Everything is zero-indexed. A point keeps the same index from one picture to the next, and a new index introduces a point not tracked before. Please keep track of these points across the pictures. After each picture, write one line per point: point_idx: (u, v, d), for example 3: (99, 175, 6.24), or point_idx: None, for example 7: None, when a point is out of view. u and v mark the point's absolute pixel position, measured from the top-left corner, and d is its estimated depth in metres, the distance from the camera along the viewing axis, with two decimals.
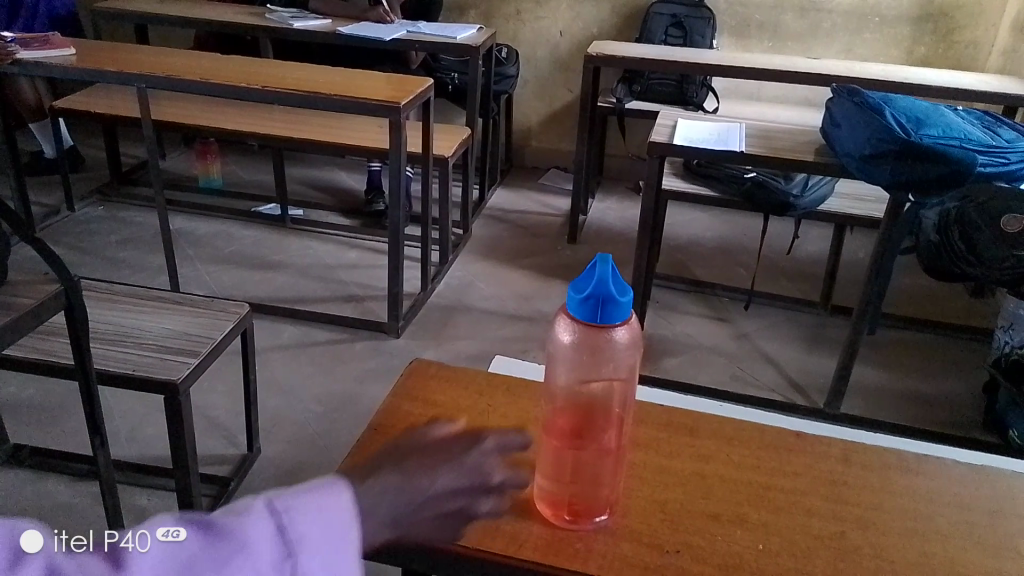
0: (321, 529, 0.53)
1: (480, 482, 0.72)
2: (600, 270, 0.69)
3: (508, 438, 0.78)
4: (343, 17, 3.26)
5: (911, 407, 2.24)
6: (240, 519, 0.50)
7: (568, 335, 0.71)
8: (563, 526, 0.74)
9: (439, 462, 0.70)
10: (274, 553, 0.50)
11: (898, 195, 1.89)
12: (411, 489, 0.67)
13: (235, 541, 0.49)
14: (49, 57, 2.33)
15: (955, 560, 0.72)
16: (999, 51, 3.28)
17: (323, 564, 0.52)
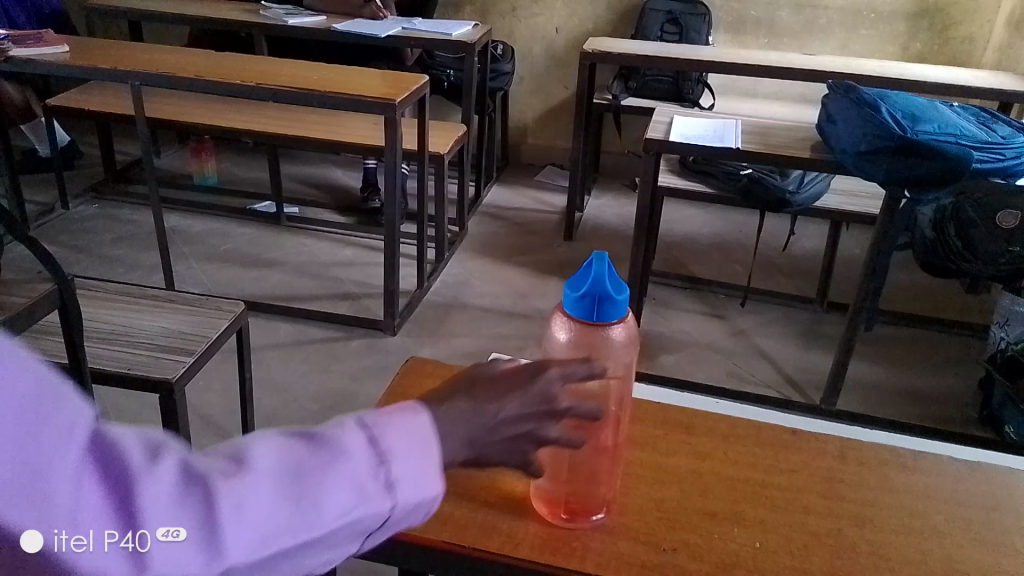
0: (411, 443, 0.55)
1: (547, 408, 0.61)
2: (596, 268, 0.69)
3: (575, 364, 0.63)
4: (338, 14, 3.25)
5: (907, 403, 2.24)
6: (334, 432, 0.53)
7: (563, 334, 0.71)
8: (560, 525, 0.73)
9: (504, 386, 0.62)
10: (367, 461, 0.52)
11: (894, 192, 1.90)
12: (478, 414, 0.60)
13: (332, 449, 0.51)
14: (43, 55, 2.32)
15: (952, 558, 0.72)
16: (994, 47, 3.28)
17: (412, 473, 0.54)
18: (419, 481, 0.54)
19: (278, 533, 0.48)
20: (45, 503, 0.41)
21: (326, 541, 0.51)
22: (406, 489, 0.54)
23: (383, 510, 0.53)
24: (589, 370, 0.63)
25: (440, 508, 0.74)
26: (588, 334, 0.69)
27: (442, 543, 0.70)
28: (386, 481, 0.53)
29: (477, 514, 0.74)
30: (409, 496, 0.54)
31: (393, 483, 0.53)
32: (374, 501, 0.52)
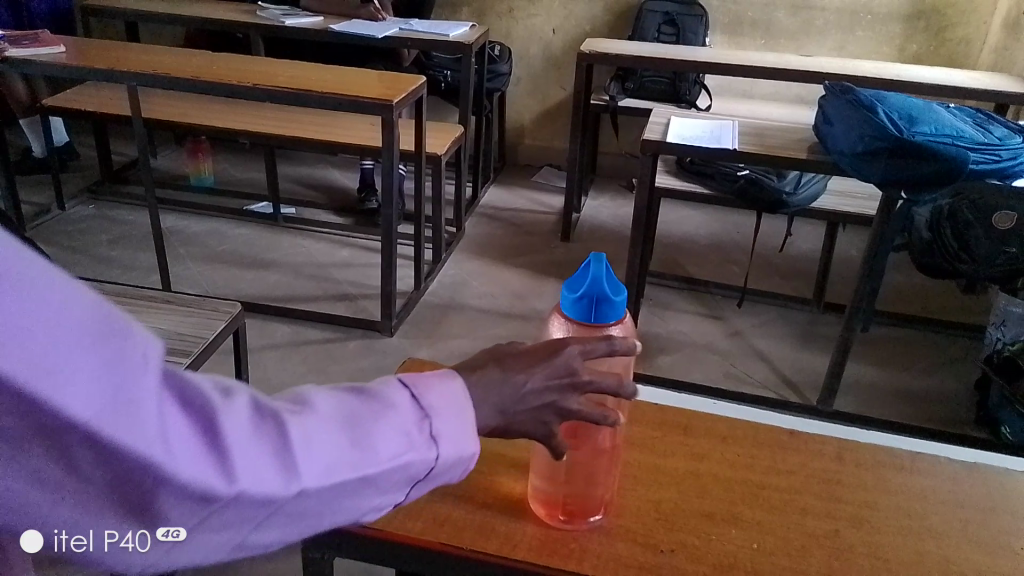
0: (452, 403, 0.58)
1: (569, 379, 0.63)
2: (594, 269, 0.69)
3: (595, 341, 0.65)
4: (334, 14, 3.25)
5: (904, 403, 2.25)
6: (381, 387, 0.56)
7: (560, 335, 0.71)
8: (558, 526, 0.73)
9: (529, 358, 0.64)
10: (413, 416, 0.56)
11: (890, 192, 1.91)
12: (505, 383, 0.62)
13: (381, 402, 0.55)
14: (39, 56, 2.31)
15: (949, 559, 0.72)
16: (990, 49, 3.29)
17: (454, 430, 0.57)
18: (460, 437, 0.57)
19: (339, 470, 0.51)
20: (140, 424, 0.44)
21: (379, 484, 0.54)
22: (448, 444, 0.57)
23: (430, 461, 0.56)
24: (610, 347, 0.65)
25: (437, 510, 0.74)
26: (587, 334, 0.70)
27: (439, 544, 0.70)
28: (431, 434, 0.56)
29: (474, 516, 0.74)
30: (451, 452, 0.57)
31: (437, 437, 0.56)
32: (421, 450, 0.55)
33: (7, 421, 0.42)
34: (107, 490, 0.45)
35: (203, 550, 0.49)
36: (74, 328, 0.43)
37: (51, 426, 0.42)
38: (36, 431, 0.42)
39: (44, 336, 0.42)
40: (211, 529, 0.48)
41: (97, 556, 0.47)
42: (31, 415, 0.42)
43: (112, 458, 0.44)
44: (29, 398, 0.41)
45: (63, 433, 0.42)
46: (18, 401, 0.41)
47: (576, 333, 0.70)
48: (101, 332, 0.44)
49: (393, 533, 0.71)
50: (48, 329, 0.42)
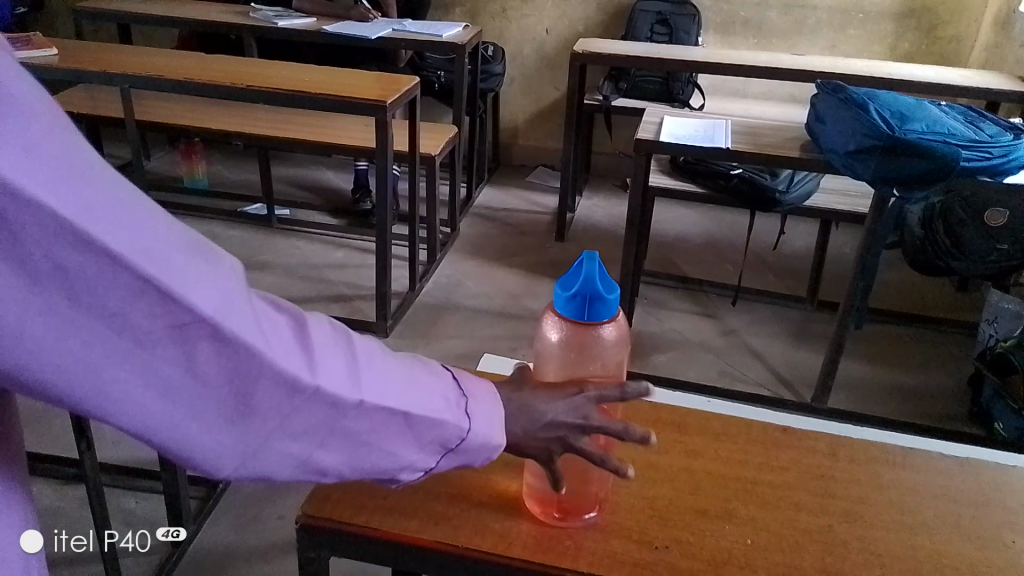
0: (483, 392, 0.64)
1: (581, 424, 0.65)
2: (587, 268, 0.69)
3: (609, 386, 0.67)
4: (327, 16, 3.25)
5: (898, 400, 2.26)
6: (425, 360, 0.62)
7: (554, 334, 0.72)
8: (553, 522, 0.74)
9: (550, 392, 0.66)
10: (450, 387, 0.61)
11: (883, 189, 1.90)
12: (527, 415, 0.65)
13: (425, 368, 0.61)
14: (30, 58, 2.30)
15: (942, 554, 0.73)
16: (981, 47, 3.30)
17: (485, 407, 0.63)
18: (490, 422, 0.62)
19: (397, 405, 0.56)
20: (250, 327, 0.50)
21: (423, 436, 0.58)
22: (479, 418, 0.62)
23: (463, 431, 0.60)
24: (623, 393, 0.66)
25: (433, 509, 0.74)
26: (579, 333, 0.70)
27: (436, 543, 0.70)
28: (466, 405, 0.61)
29: (470, 514, 0.74)
30: (483, 427, 0.62)
31: (470, 410, 0.61)
32: (457, 415, 0.60)
33: (141, 318, 0.46)
34: (213, 387, 0.49)
35: (275, 460, 0.52)
36: (193, 252, 0.49)
37: (179, 322, 0.47)
38: (166, 327, 0.47)
39: (174, 250, 0.48)
40: (288, 437, 0.52)
41: (186, 458, 0.50)
42: (164, 308, 0.47)
43: (229, 350, 0.49)
44: (165, 291, 0.46)
45: (188, 328, 0.47)
46: (157, 299, 0.46)
47: (569, 331, 0.70)
48: (212, 258, 0.51)
49: (389, 532, 0.71)
50: (176, 245, 0.48)
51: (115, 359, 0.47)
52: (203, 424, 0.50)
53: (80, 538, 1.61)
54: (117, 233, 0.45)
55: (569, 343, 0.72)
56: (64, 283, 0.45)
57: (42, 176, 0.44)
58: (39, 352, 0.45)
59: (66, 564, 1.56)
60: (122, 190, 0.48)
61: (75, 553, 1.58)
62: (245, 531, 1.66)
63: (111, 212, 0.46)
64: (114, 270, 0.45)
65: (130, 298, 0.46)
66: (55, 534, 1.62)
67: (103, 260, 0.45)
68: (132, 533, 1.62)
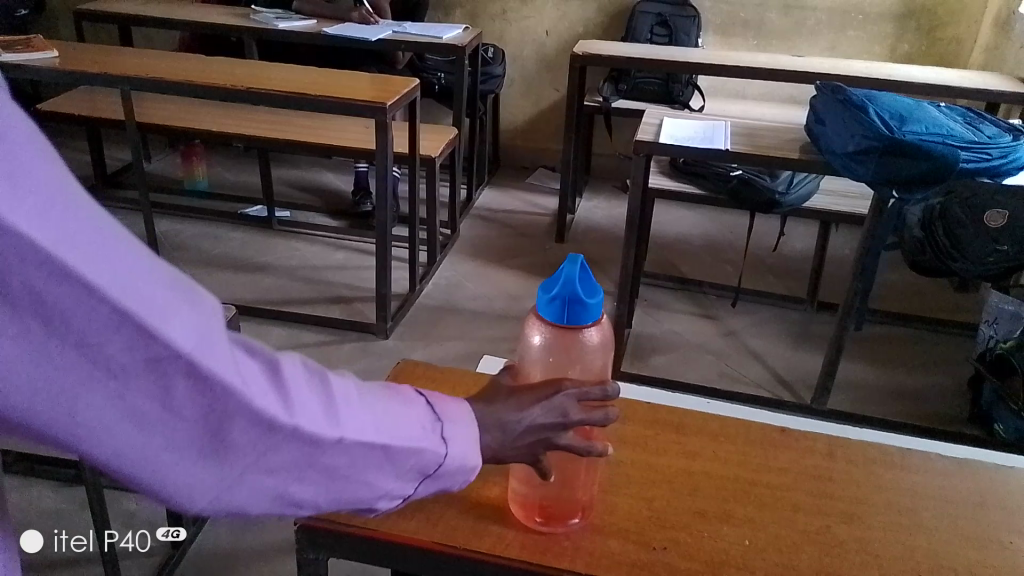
0: (459, 414, 0.63)
1: (561, 421, 0.66)
2: (568, 270, 0.69)
3: (591, 384, 0.68)
4: (328, 18, 3.25)
5: (899, 401, 2.26)
6: (400, 388, 0.61)
7: (536, 337, 0.72)
8: (536, 526, 0.73)
9: (528, 394, 0.67)
10: (426, 414, 0.60)
11: (883, 192, 1.91)
12: (502, 423, 0.65)
13: (401, 398, 0.59)
14: (31, 60, 2.31)
15: (939, 554, 0.73)
16: (981, 48, 3.30)
17: (462, 432, 0.62)
18: (467, 444, 0.62)
19: (375, 438, 0.55)
20: (229, 363, 0.48)
21: (400, 466, 0.57)
22: (456, 444, 0.61)
23: (440, 457, 0.60)
24: (603, 392, 0.68)
25: (431, 510, 0.75)
26: (562, 337, 0.71)
27: (435, 545, 0.71)
28: (442, 431, 0.60)
29: (469, 516, 0.74)
30: (459, 452, 0.61)
31: (447, 436, 0.61)
32: (434, 442, 0.59)
33: (117, 352, 0.44)
34: (189, 422, 0.47)
35: (252, 496, 0.50)
36: (173, 287, 0.47)
37: (156, 357, 0.45)
38: (142, 361, 0.44)
39: (152, 283, 0.46)
40: (265, 473, 0.50)
41: (157, 495, 0.48)
42: (140, 342, 0.44)
43: (208, 387, 0.46)
44: (143, 326, 0.44)
45: (165, 364, 0.45)
46: (133, 333, 0.44)
47: (550, 335, 0.71)
48: (188, 291, 0.48)
49: (389, 533, 0.71)
50: (155, 278, 0.46)
51: (87, 395, 0.44)
52: (178, 459, 0.47)
53: (80, 538, 1.62)
54: (93, 262, 0.43)
55: (552, 346, 0.72)
56: (36, 310, 0.42)
57: (17, 203, 0.41)
58: (5, 385, 0.43)
59: (66, 564, 1.56)
60: (101, 218, 0.45)
61: (75, 553, 1.59)
62: (246, 532, 1.66)
63: (88, 241, 0.43)
64: (91, 303, 0.42)
65: (106, 331, 0.43)
66: (54, 534, 1.62)
67: (78, 292, 0.42)
68: (132, 533, 1.63)
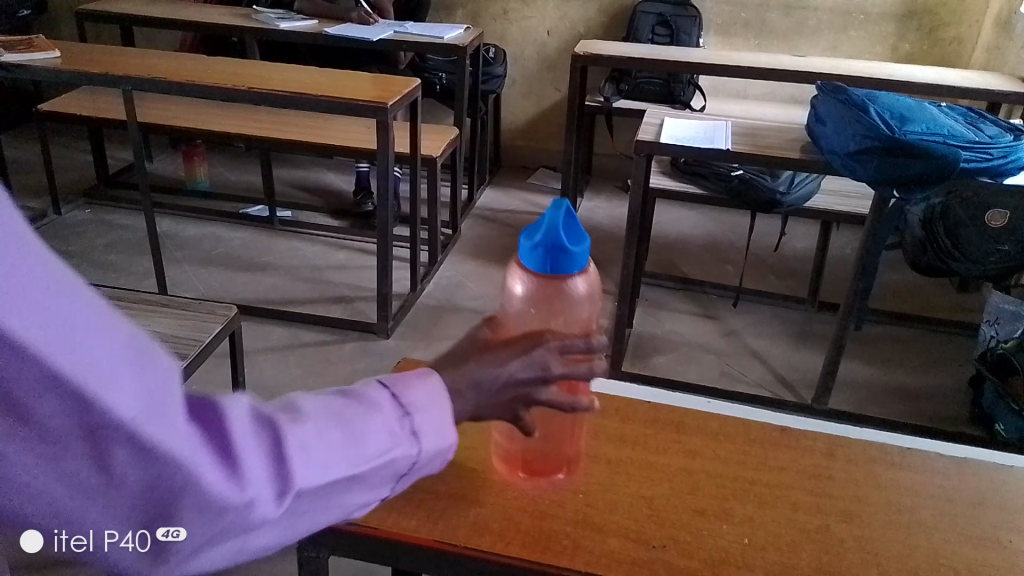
0: (431, 401, 0.58)
1: (541, 375, 0.64)
2: (553, 216, 0.70)
3: (574, 336, 0.65)
4: (329, 18, 3.26)
5: (899, 401, 2.26)
6: (360, 388, 0.56)
7: (518, 286, 0.73)
8: (519, 482, 0.79)
9: (505, 347, 0.64)
10: (392, 413, 0.56)
11: (884, 191, 1.91)
12: (479, 380, 0.62)
13: (363, 404, 0.54)
14: (33, 61, 2.31)
15: (937, 553, 0.73)
16: (983, 48, 3.30)
17: (434, 419, 0.58)
18: (439, 430, 0.58)
19: (336, 468, 0.51)
20: (170, 417, 0.43)
21: (367, 480, 0.54)
22: (428, 437, 0.57)
23: (412, 455, 0.56)
24: (587, 344, 0.65)
25: (431, 508, 0.75)
26: (547, 287, 0.71)
27: (434, 543, 0.71)
28: (410, 430, 0.56)
29: (468, 513, 0.74)
30: (432, 443, 0.58)
31: (416, 432, 0.57)
32: (402, 445, 0.55)
33: (51, 418, 0.40)
34: (132, 492, 0.43)
35: (208, 555, 0.47)
36: (132, 349, 0.42)
37: (94, 425, 0.40)
38: (79, 428, 0.40)
39: (105, 346, 0.41)
40: (222, 534, 0.46)
41: (104, 558, 0.44)
42: (77, 410, 0.40)
43: (151, 457, 0.42)
44: (75, 392, 0.39)
45: (104, 432, 0.41)
46: (70, 402, 0.40)
47: (534, 285, 0.72)
48: (147, 349, 0.43)
49: (388, 531, 0.72)
50: (112, 343, 0.41)
51: (20, 460, 0.40)
52: (123, 526, 0.43)
53: None
54: (30, 323, 0.38)
55: (535, 297, 0.73)
56: None
57: None
58: None
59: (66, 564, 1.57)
60: (54, 266, 0.40)
61: None
62: None
63: (27, 298, 0.38)
64: (14, 371, 0.38)
65: (41, 397, 0.39)
66: None
67: (9, 356, 0.38)
68: None
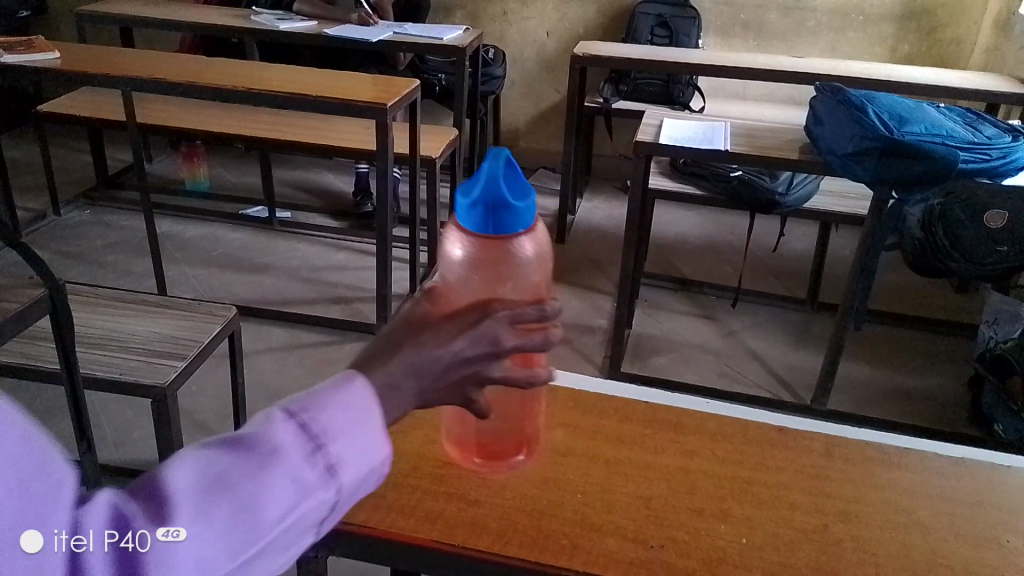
0: (348, 428, 0.51)
1: (492, 350, 0.58)
2: (488, 170, 0.63)
3: (525, 303, 0.58)
4: (328, 19, 3.26)
5: (899, 402, 2.26)
6: (253, 436, 0.49)
7: (457, 250, 0.66)
8: (473, 468, 0.80)
9: (449, 323, 0.58)
10: (299, 452, 0.49)
11: (882, 192, 1.91)
12: (420, 364, 0.56)
13: (257, 453, 0.48)
14: (33, 62, 2.31)
15: (935, 552, 0.73)
16: (981, 49, 3.31)
17: (353, 443, 0.51)
18: (364, 458, 0.51)
19: (222, 555, 0.46)
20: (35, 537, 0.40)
21: (280, 540, 0.49)
22: (350, 468, 0.51)
23: (331, 497, 0.50)
24: (541, 311, 0.58)
25: (429, 508, 0.75)
26: (491, 250, 0.65)
27: (431, 542, 0.71)
28: (327, 464, 0.50)
29: (465, 513, 0.74)
30: (357, 469, 0.51)
31: (335, 465, 0.50)
32: (314, 489, 0.49)
33: None
34: None
35: None
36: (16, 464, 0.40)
37: None
38: None
39: None
40: None
41: None
42: None
43: None
44: None
45: None
46: None
47: (476, 248, 0.65)
48: (37, 463, 0.41)
49: (386, 531, 0.72)
50: None
51: None
52: None
53: None
54: None
55: (477, 263, 0.66)
56: None
57: None
58: None
59: None
60: None
61: None
62: None
63: None
64: None
65: None
66: None
67: None
68: None
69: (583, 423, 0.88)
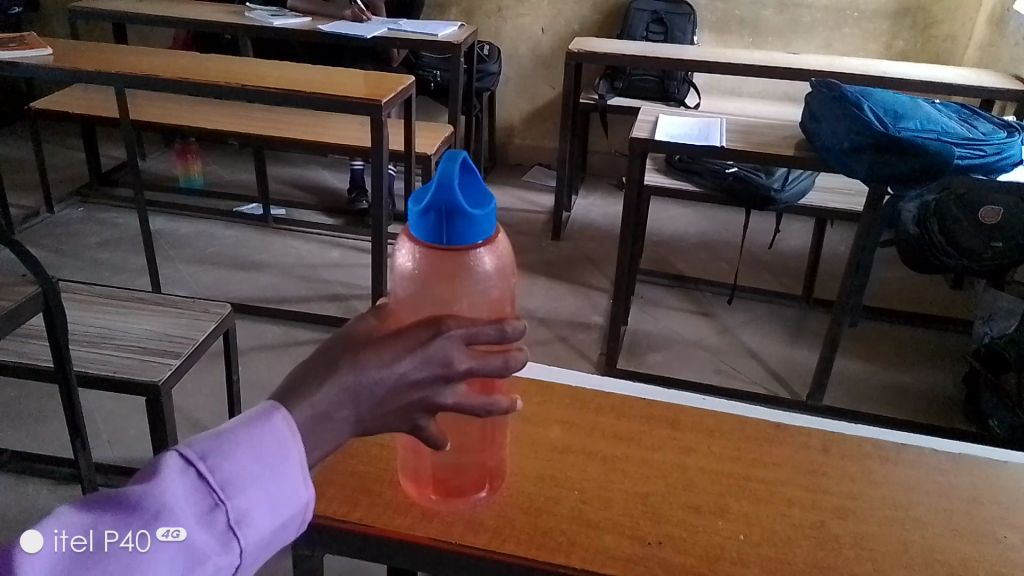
0: (252, 479, 0.49)
1: (443, 373, 0.54)
2: (444, 172, 0.58)
3: (482, 323, 0.54)
4: (323, 15, 3.25)
5: (893, 398, 2.26)
6: (140, 490, 0.46)
7: (408, 262, 0.62)
8: (428, 504, 0.75)
9: (396, 341, 0.54)
10: (197, 507, 0.47)
11: (877, 188, 1.91)
12: (359, 386, 0.53)
13: (151, 508, 0.46)
14: (25, 58, 2.29)
15: (932, 548, 0.73)
16: (975, 45, 3.31)
17: (260, 495, 0.49)
18: (272, 510, 0.50)
19: None
20: None
21: None
22: (257, 522, 0.49)
23: (234, 554, 0.48)
24: (500, 333, 0.54)
25: (424, 508, 0.74)
26: (445, 261, 0.60)
27: (428, 540, 0.71)
28: (230, 520, 0.48)
29: (461, 513, 0.74)
30: (264, 523, 0.49)
31: (239, 520, 0.48)
32: (212, 548, 0.47)
33: None
34: None
35: None
36: None
37: None
38: None
39: None
40: None
41: None
42: None
43: None
44: None
45: None
46: None
47: (428, 259, 0.60)
48: None
49: (384, 528, 0.71)
50: None
51: None
52: None
53: None
54: None
55: (430, 275, 0.61)
56: None
57: None
58: None
59: None
60: None
61: None
62: None
63: None
64: None
65: None
66: None
67: None
68: None
69: (582, 421, 0.88)
